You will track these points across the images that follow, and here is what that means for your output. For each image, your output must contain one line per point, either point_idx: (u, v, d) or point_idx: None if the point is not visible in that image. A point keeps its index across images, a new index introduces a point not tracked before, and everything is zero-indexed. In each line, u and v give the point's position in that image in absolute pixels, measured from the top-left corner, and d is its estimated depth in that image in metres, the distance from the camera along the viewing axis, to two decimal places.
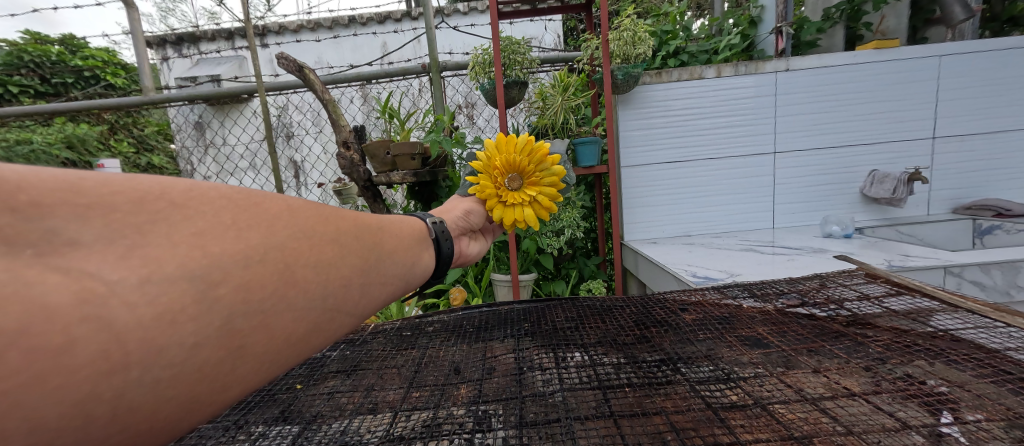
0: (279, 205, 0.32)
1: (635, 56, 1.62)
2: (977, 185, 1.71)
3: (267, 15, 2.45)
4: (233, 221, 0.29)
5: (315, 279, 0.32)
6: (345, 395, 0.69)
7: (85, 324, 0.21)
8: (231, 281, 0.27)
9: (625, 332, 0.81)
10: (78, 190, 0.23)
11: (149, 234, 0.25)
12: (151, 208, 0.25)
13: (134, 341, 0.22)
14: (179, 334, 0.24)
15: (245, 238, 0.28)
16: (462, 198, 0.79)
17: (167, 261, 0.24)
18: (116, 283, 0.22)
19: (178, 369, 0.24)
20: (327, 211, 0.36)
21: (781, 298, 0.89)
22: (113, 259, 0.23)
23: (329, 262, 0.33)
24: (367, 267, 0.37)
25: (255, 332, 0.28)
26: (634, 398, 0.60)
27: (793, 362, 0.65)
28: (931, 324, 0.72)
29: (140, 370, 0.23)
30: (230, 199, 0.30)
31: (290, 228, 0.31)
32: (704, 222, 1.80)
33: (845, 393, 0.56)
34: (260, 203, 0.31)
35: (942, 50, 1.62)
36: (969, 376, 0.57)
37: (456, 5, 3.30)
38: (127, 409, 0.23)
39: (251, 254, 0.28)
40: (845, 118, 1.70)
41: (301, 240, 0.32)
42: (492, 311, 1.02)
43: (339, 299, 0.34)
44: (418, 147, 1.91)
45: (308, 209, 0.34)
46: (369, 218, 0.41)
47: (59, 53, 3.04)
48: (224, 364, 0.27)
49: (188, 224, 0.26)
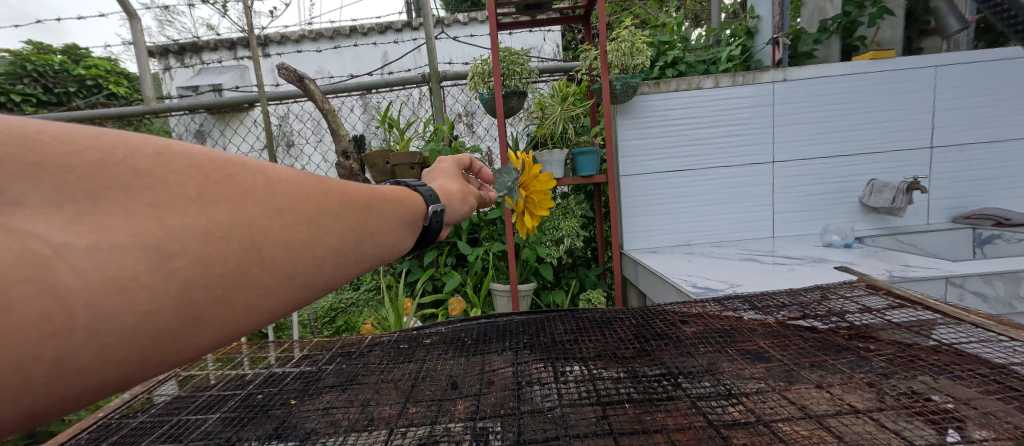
0: (255, 178, 0.31)
1: (633, 67, 1.63)
2: (976, 194, 1.71)
3: (269, 25, 2.48)
4: (199, 192, 0.27)
5: (285, 258, 0.31)
6: (340, 410, 0.68)
7: (26, 285, 0.20)
8: (190, 254, 0.26)
9: (624, 346, 0.80)
10: (32, 145, 0.22)
11: (102, 200, 0.24)
12: (110, 173, 0.25)
13: (79, 305, 0.21)
14: (130, 301, 0.23)
15: (209, 212, 0.27)
16: (458, 170, 0.72)
17: (119, 229, 0.23)
18: (62, 247, 0.21)
19: (128, 334, 0.24)
20: (312, 187, 0.35)
21: (782, 311, 0.88)
22: (60, 222, 0.21)
23: (303, 242, 0.33)
24: (343, 248, 0.36)
25: (215, 303, 0.28)
26: (633, 415, 0.59)
27: (795, 377, 0.64)
28: (934, 337, 0.71)
29: (86, 333, 0.22)
30: (202, 168, 0.29)
31: (263, 206, 0.31)
32: (704, 232, 1.80)
33: (849, 410, 0.55)
34: (235, 175, 0.30)
35: (937, 61, 1.63)
36: (976, 392, 0.56)
37: (456, 16, 3.34)
38: (71, 367, 0.22)
39: (214, 229, 0.27)
40: (843, 128, 1.70)
41: (274, 219, 0.31)
42: (492, 323, 1.01)
43: (309, 276, 0.33)
44: (418, 157, 1.86)
45: (289, 184, 0.33)
46: (361, 193, 0.40)
47: (62, 62, 3.08)
48: (179, 330, 0.26)
49: (147, 193, 0.25)
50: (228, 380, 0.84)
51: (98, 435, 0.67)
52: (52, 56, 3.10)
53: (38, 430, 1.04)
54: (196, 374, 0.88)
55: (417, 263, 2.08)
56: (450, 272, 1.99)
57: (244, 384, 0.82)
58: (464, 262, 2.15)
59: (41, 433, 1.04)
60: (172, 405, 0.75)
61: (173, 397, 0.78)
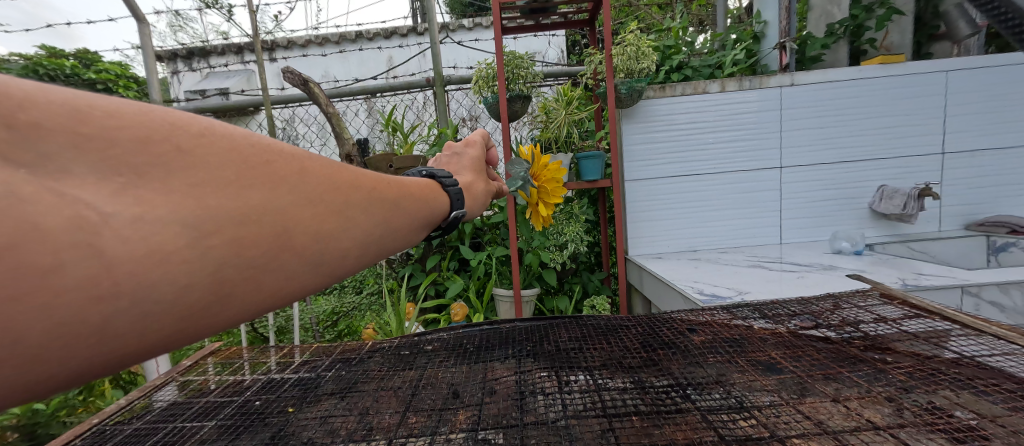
0: (291, 167, 0.29)
1: (638, 71, 1.62)
2: (989, 201, 1.67)
3: (276, 30, 2.49)
4: (236, 176, 0.26)
5: (314, 246, 0.29)
6: (338, 419, 0.66)
7: (75, 250, 0.19)
8: (225, 234, 0.24)
9: (630, 355, 0.78)
10: (83, 117, 0.21)
11: (146, 176, 0.22)
12: (155, 150, 0.23)
13: (124, 272, 0.20)
14: (170, 272, 0.22)
15: (245, 196, 0.25)
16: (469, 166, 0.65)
17: (160, 203, 0.22)
18: (111, 214, 0.20)
19: (166, 306, 0.22)
20: (345, 177, 0.32)
21: (794, 320, 0.86)
22: (107, 192, 0.20)
23: (331, 233, 0.30)
24: (369, 242, 0.34)
25: (246, 283, 0.26)
26: (640, 429, 0.56)
27: (809, 390, 0.61)
28: (952, 349, 0.69)
29: (129, 301, 0.21)
30: (240, 152, 0.27)
31: (295, 194, 0.28)
32: (711, 238, 1.77)
33: (868, 426, 0.52)
34: (272, 162, 0.28)
35: (948, 65, 1.60)
36: (1002, 409, 0.53)
37: (461, 22, 3.35)
38: (112, 334, 0.21)
39: (248, 213, 0.25)
40: (852, 133, 1.68)
41: (306, 206, 0.29)
42: (494, 329, 1.00)
43: (335, 266, 0.31)
44: (421, 160, 1.87)
45: (324, 171, 0.31)
46: (392, 189, 0.37)
47: (72, 66, 3.10)
48: (211, 308, 0.25)
49: (188, 173, 0.24)
50: (227, 386, 0.82)
51: (93, 442, 0.65)
52: (64, 60, 3.13)
53: (38, 433, 1.02)
54: (195, 378, 0.85)
55: (419, 267, 2.06)
56: (452, 276, 1.98)
57: (242, 390, 0.80)
58: (467, 266, 2.13)
59: (42, 435, 1.02)
60: (169, 411, 0.73)
61: (170, 403, 0.76)
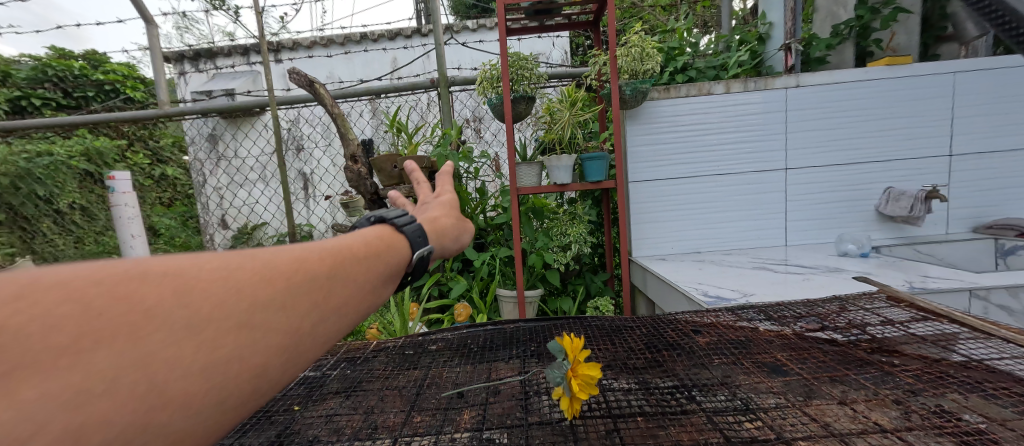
0: (225, 267, 0.29)
1: (643, 72, 1.62)
2: (998, 204, 1.66)
3: (282, 31, 2.50)
4: (77, 337, 0.22)
5: (271, 331, 0.29)
6: (344, 417, 0.66)
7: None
8: (163, 354, 0.24)
9: (635, 356, 0.77)
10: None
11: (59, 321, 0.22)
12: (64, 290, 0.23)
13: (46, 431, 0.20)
14: (107, 415, 0.22)
15: (180, 306, 0.25)
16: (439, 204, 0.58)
17: (81, 348, 0.22)
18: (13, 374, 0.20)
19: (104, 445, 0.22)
20: (287, 254, 0.32)
21: (799, 322, 0.85)
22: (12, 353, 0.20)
23: (288, 313, 0.30)
24: (335, 304, 0.33)
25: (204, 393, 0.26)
26: (645, 430, 0.56)
27: (815, 392, 0.61)
28: (960, 352, 0.68)
29: None
30: (168, 265, 0.27)
31: (237, 287, 0.28)
32: (715, 239, 1.77)
33: (875, 428, 0.52)
34: (204, 265, 0.28)
35: (955, 67, 1.60)
36: (1011, 412, 0.52)
37: (465, 23, 3.35)
38: None
39: (188, 324, 0.25)
40: (858, 135, 1.67)
41: (252, 296, 0.28)
42: (498, 330, 1.00)
43: (303, 339, 0.31)
44: (426, 161, 1.88)
45: (265, 259, 0.31)
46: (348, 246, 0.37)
47: (81, 67, 3.13)
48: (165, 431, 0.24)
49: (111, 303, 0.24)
50: None
51: None
52: (73, 61, 3.16)
53: None
54: None
55: None
56: (456, 277, 1.98)
57: None
58: (470, 267, 2.13)
59: None
60: None
61: None
